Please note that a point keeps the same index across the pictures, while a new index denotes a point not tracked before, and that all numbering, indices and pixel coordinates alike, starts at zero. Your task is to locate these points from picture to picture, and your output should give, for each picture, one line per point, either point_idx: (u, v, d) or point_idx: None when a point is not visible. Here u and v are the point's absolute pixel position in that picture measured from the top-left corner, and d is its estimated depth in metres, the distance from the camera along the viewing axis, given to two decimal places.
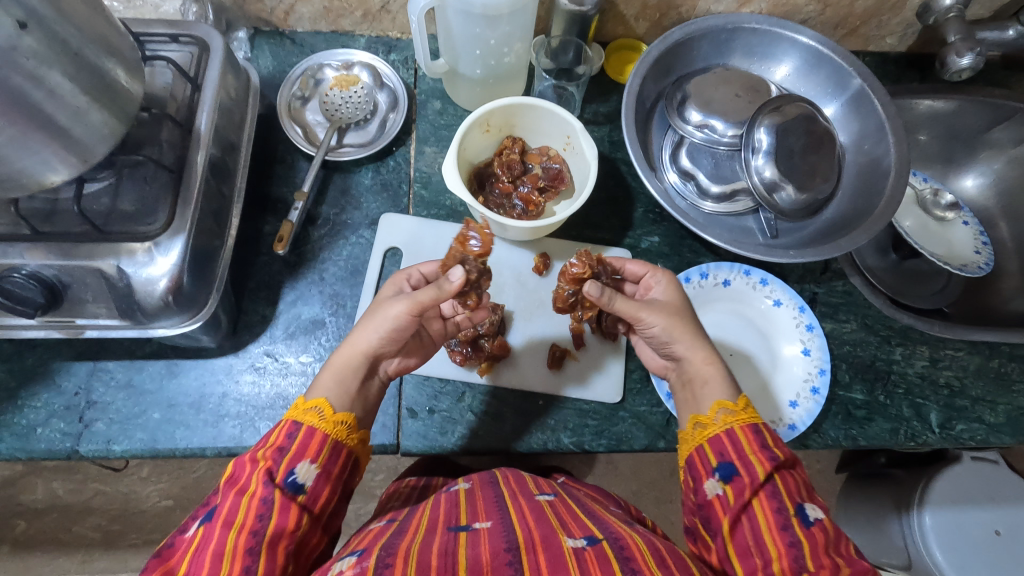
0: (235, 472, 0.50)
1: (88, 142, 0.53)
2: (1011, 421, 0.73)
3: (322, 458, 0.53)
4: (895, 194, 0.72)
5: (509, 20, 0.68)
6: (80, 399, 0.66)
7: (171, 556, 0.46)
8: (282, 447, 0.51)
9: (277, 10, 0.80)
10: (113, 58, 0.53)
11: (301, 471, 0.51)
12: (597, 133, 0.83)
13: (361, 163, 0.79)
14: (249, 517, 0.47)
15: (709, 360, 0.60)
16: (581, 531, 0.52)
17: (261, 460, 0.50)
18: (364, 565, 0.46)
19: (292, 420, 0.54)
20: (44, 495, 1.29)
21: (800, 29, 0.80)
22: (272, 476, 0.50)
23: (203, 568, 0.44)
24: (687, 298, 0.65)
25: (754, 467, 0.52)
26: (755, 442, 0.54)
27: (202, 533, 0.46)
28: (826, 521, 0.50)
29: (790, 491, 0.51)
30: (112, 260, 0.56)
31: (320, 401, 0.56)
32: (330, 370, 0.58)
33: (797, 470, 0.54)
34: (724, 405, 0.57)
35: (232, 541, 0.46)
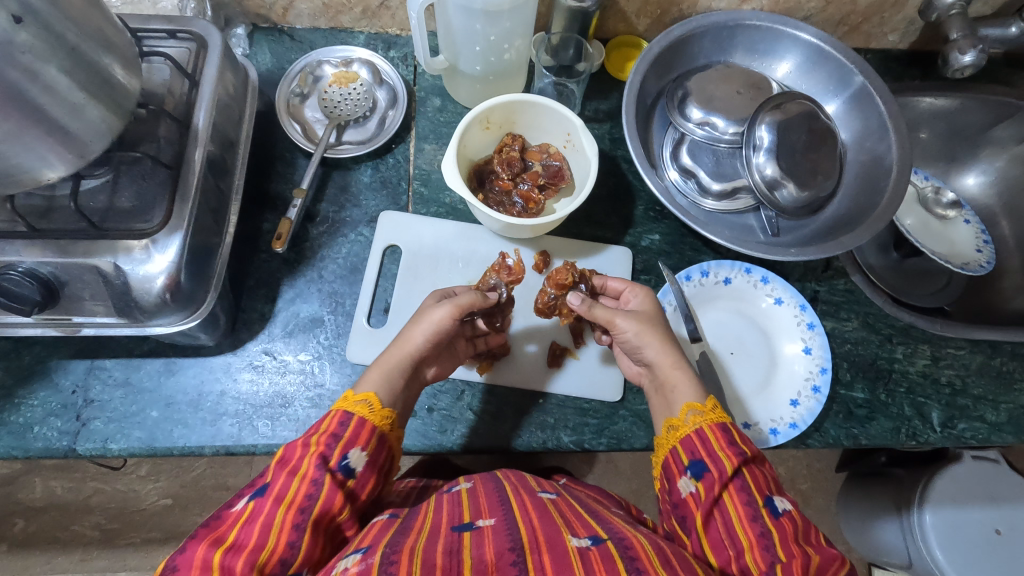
0: (286, 454, 0.53)
1: (85, 138, 0.52)
2: (1012, 419, 0.73)
3: (371, 449, 0.56)
4: (897, 192, 0.72)
5: (509, 16, 0.68)
6: (77, 397, 0.65)
7: (220, 526, 0.48)
8: (337, 434, 0.54)
9: (276, 6, 0.80)
10: (110, 53, 0.52)
11: (353, 457, 0.54)
12: (597, 130, 0.83)
13: (360, 160, 0.78)
14: (299, 495, 0.50)
15: (676, 364, 0.61)
16: (585, 531, 0.52)
17: (316, 443, 0.53)
18: (370, 561, 0.46)
19: (345, 409, 0.57)
20: (43, 493, 1.29)
21: (801, 26, 0.80)
22: (326, 460, 0.53)
23: (252, 538, 0.47)
24: (659, 308, 0.66)
25: (722, 462, 0.53)
26: (722, 439, 0.55)
27: (252, 506, 0.49)
28: (793, 512, 0.52)
29: (759, 486, 0.53)
30: (109, 257, 0.55)
31: (369, 395, 0.58)
32: (377, 370, 0.61)
33: (764, 465, 0.55)
34: (693, 407, 0.58)
35: (281, 515, 0.49)
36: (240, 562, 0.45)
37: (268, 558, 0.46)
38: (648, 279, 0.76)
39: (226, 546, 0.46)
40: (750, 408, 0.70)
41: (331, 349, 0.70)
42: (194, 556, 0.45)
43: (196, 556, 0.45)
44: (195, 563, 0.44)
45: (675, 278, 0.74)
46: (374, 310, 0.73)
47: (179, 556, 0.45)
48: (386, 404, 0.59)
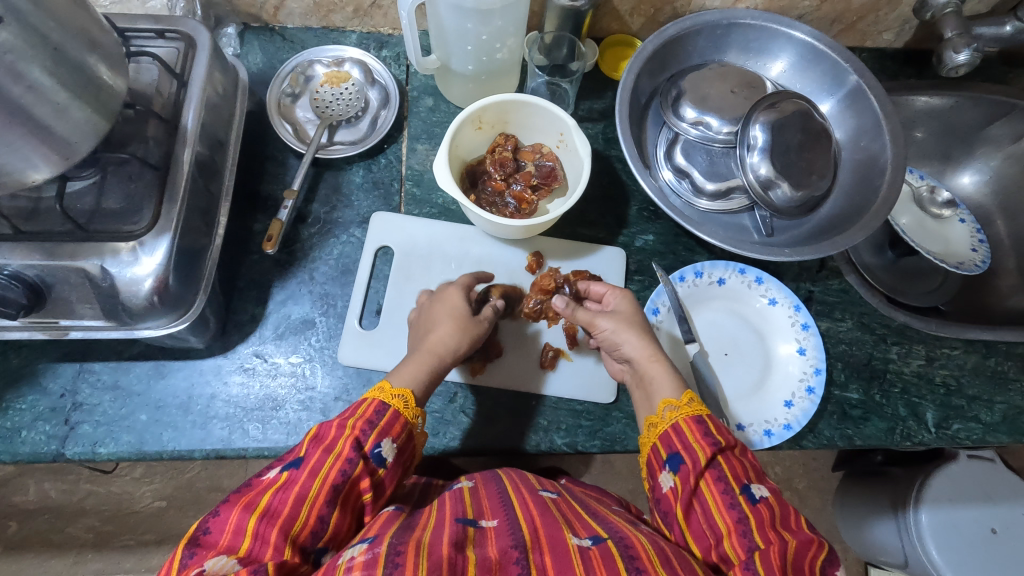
0: (322, 432, 0.53)
1: (70, 138, 0.52)
2: (1007, 420, 0.72)
3: (402, 440, 0.56)
4: (891, 192, 0.72)
5: (502, 15, 0.67)
6: (66, 401, 0.65)
7: (251, 492, 0.49)
8: (373, 421, 0.55)
9: (267, 5, 0.79)
10: (96, 53, 0.52)
11: (386, 446, 0.54)
12: (591, 130, 0.82)
13: (352, 160, 0.78)
14: (333, 472, 0.50)
15: (653, 357, 0.62)
16: (586, 531, 0.51)
17: (352, 425, 0.54)
18: (375, 551, 0.44)
19: (381, 397, 0.57)
20: (36, 496, 1.28)
21: (795, 24, 0.80)
22: (360, 444, 0.53)
23: (285, 507, 0.47)
24: (637, 308, 0.66)
25: (697, 453, 0.53)
26: (698, 430, 0.54)
27: (287, 476, 0.50)
28: (771, 499, 0.51)
29: (736, 473, 0.52)
30: (96, 260, 0.55)
31: (405, 391, 0.59)
32: (418, 365, 0.61)
33: (742, 454, 0.55)
34: (669, 402, 0.57)
35: (313, 490, 0.49)
36: (273, 531, 0.46)
37: (301, 529, 0.47)
38: (641, 280, 0.76)
39: (260, 512, 0.47)
40: (743, 409, 0.69)
41: (322, 351, 0.69)
42: (227, 520, 0.46)
43: (230, 521, 0.46)
44: (229, 527, 0.46)
45: (669, 279, 0.73)
46: (366, 311, 0.72)
47: (212, 518, 0.46)
48: (420, 399, 0.60)
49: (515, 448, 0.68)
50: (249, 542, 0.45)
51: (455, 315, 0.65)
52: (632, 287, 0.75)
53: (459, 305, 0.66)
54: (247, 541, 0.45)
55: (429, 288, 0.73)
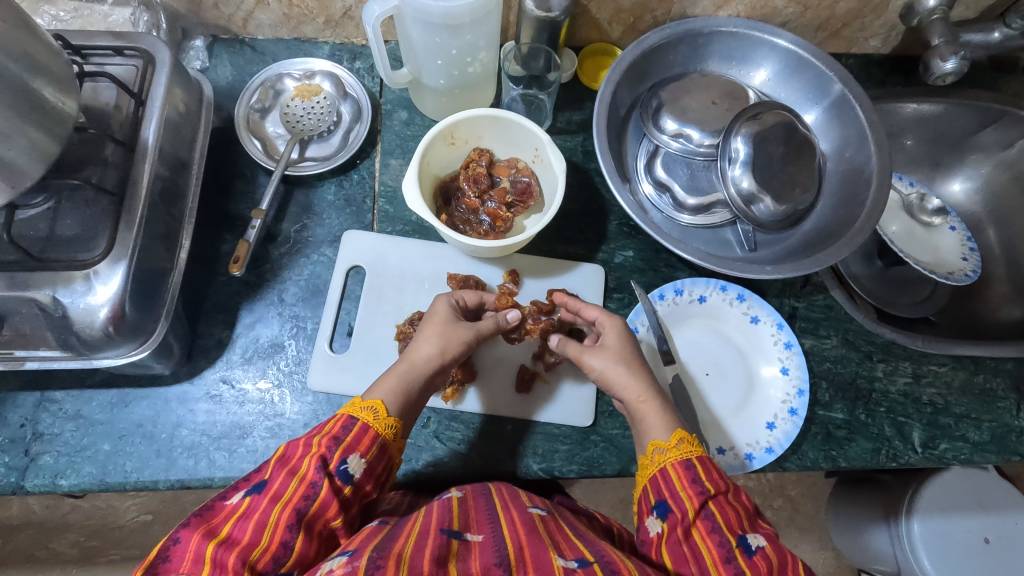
0: (287, 452, 0.51)
1: (20, 165, 0.49)
2: (995, 438, 0.71)
3: (372, 455, 0.53)
4: (877, 205, 0.69)
5: (472, 29, 0.65)
6: (26, 431, 0.63)
7: (212, 517, 0.46)
8: (338, 437, 0.52)
9: (235, 17, 0.77)
10: (40, 76, 0.49)
11: (352, 462, 0.52)
12: (570, 142, 0.80)
13: (324, 177, 0.76)
14: (296, 495, 0.48)
15: (642, 397, 0.59)
16: (573, 552, 0.47)
17: (316, 444, 0.52)
18: (355, 564, 0.41)
19: (350, 414, 0.55)
20: (19, 511, 1.25)
21: (777, 32, 0.77)
22: (325, 463, 0.51)
23: (245, 535, 0.45)
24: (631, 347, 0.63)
25: (684, 502, 0.50)
26: (686, 477, 0.52)
27: (248, 502, 0.47)
28: (769, 548, 0.48)
29: (731, 522, 0.50)
30: (48, 290, 0.53)
31: (376, 401, 0.56)
32: (393, 375, 0.58)
33: (735, 498, 0.52)
34: (657, 445, 0.55)
35: (276, 514, 0.47)
36: (232, 557, 0.43)
37: (262, 555, 0.45)
38: (620, 298, 0.74)
39: (220, 539, 0.44)
40: (725, 431, 0.67)
41: (291, 376, 0.67)
42: (186, 547, 0.43)
43: (189, 547, 0.43)
44: (188, 556, 0.43)
45: (648, 297, 0.72)
46: (337, 333, 0.71)
47: (173, 545, 0.43)
48: (394, 412, 0.57)
49: (490, 474, 0.66)
50: (208, 569, 0.42)
51: (437, 321, 0.62)
52: (611, 305, 0.74)
53: (446, 313, 0.63)
54: (206, 569, 0.42)
55: (402, 309, 0.71)
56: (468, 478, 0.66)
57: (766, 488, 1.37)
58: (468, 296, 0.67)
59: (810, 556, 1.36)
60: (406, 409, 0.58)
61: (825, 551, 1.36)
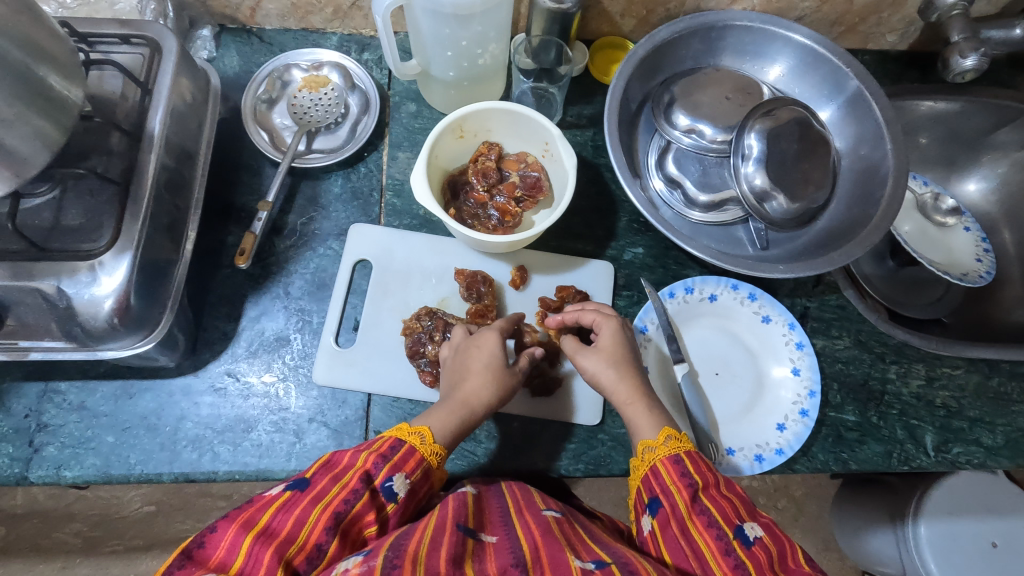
0: (334, 458, 0.50)
1: (23, 154, 0.48)
2: (1009, 443, 0.70)
3: (416, 477, 0.52)
4: (892, 204, 0.68)
5: (482, 20, 0.64)
6: (30, 422, 0.62)
7: (251, 506, 0.46)
8: (387, 454, 0.51)
9: (242, 7, 0.76)
10: (45, 63, 0.48)
11: (397, 481, 0.50)
12: (580, 137, 0.79)
13: (330, 169, 0.75)
14: (337, 499, 0.47)
15: (629, 400, 0.58)
16: (589, 554, 0.46)
17: (364, 456, 0.51)
18: (371, 564, 0.40)
19: (401, 435, 0.53)
20: (24, 501, 1.25)
21: (793, 27, 0.76)
22: (369, 477, 0.50)
23: (284, 527, 0.44)
24: (626, 350, 0.62)
25: (674, 497, 0.50)
26: (675, 472, 0.51)
27: (288, 496, 0.46)
28: (767, 539, 0.47)
29: (728, 514, 0.48)
30: (53, 280, 0.52)
31: (423, 427, 0.55)
32: (448, 414, 0.57)
33: (730, 490, 0.51)
34: (648, 443, 0.54)
35: (315, 515, 0.46)
36: (268, 552, 0.42)
37: (297, 553, 0.44)
38: (629, 296, 0.73)
39: (258, 530, 0.44)
40: (736, 432, 0.67)
41: (296, 370, 0.67)
42: (223, 537, 0.43)
43: (225, 537, 0.43)
44: (224, 544, 0.43)
45: (658, 295, 0.70)
46: (343, 328, 0.70)
47: (209, 532, 0.43)
48: (442, 441, 0.55)
49: (496, 471, 0.65)
50: (242, 559, 0.42)
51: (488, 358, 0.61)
52: (620, 302, 0.73)
53: (493, 351, 0.62)
54: (241, 560, 0.42)
55: (408, 304, 0.70)
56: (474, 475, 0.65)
57: (771, 488, 1.37)
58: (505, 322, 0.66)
59: (814, 557, 1.35)
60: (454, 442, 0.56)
61: (828, 552, 1.36)
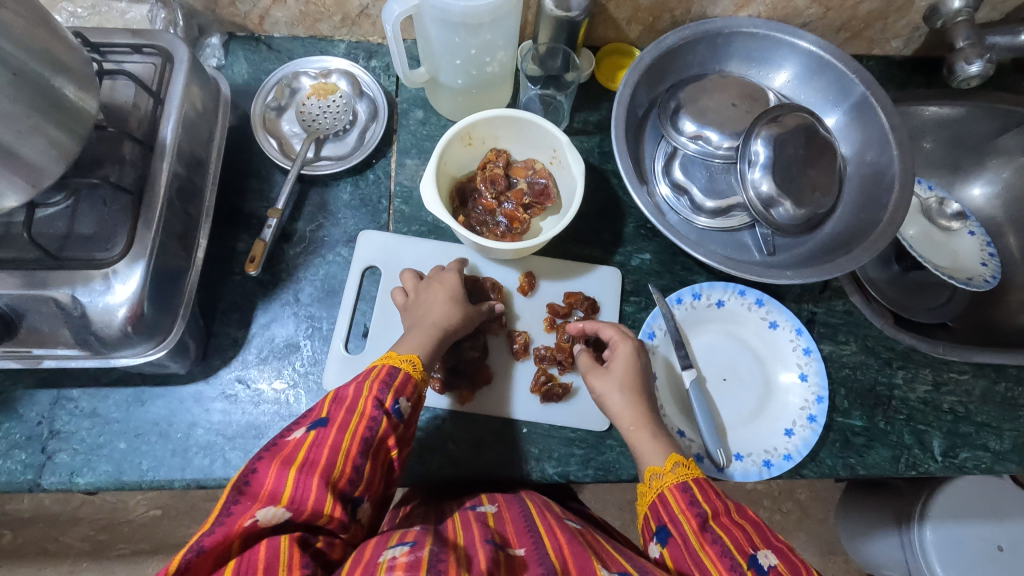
0: (340, 392, 0.53)
1: (38, 163, 0.48)
2: (1017, 448, 0.70)
3: (415, 399, 0.56)
4: (899, 210, 0.68)
5: (491, 28, 0.65)
6: (42, 428, 0.63)
7: (282, 449, 0.48)
8: (389, 380, 0.54)
9: (251, 15, 0.76)
10: (61, 73, 0.48)
11: (403, 403, 0.54)
12: (586, 143, 0.80)
13: (339, 176, 0.75)
14: (360, 425, 0.50)
15: (633, 426, 0.59)
16: (616, 565, 0.46)
17: (369, 386, 0.53)
18: (418, 554, 0.43)
19: (395, 361, 0.56)
20: (30, 504, 1.25)
21: (799, 33, 0.76)
22: (381, 402, 0.52)
23: (320, 459, 0.47)
24: (639, 374, 0.62)
25: (682, 525, 0.50)
26: (682, 500, 0.52)
27: (314, 434, 0.49)
28: (781, 566, 0.46)
29: (741, 543, 0.48)
30: (67, 289, 0.53)
31: (412, 356, 0.58)
32: (425, 336, 0.61)
33: (739, 517, 0.51)
34: (654, 470, 0.55)
35: (346, 443, 0.49)
36: (315, 479, 0.46)
37: (340, 476, 0.47)
38: (637, 301, 0.73)
39: (298, 464, 0.46)
40: (744, 437, 0.67)
41: (307, 377, 0.67)
42: (266, 477, 0.45)
43: (270, 476, 0.45)
44: (270, 481, 0.45)
45: (665, 301, 0.71)
46: (352, 334, 0.70)
47: (253, 473, 0.46)
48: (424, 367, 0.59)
49: (505, 476, 0.65)
50: (292, 489, 0.45)
51: (446, 288, 0.66)
52: (628, 308, 0.73)
53: (455, 288, 0.66)
54: (292, 491, 0.45)
55: None
56: (483, 481, 0.65)
57: (776, 491, 1.37)
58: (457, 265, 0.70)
59: (819, 560, 1.35)
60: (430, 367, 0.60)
61: (833, 556, 1.35)
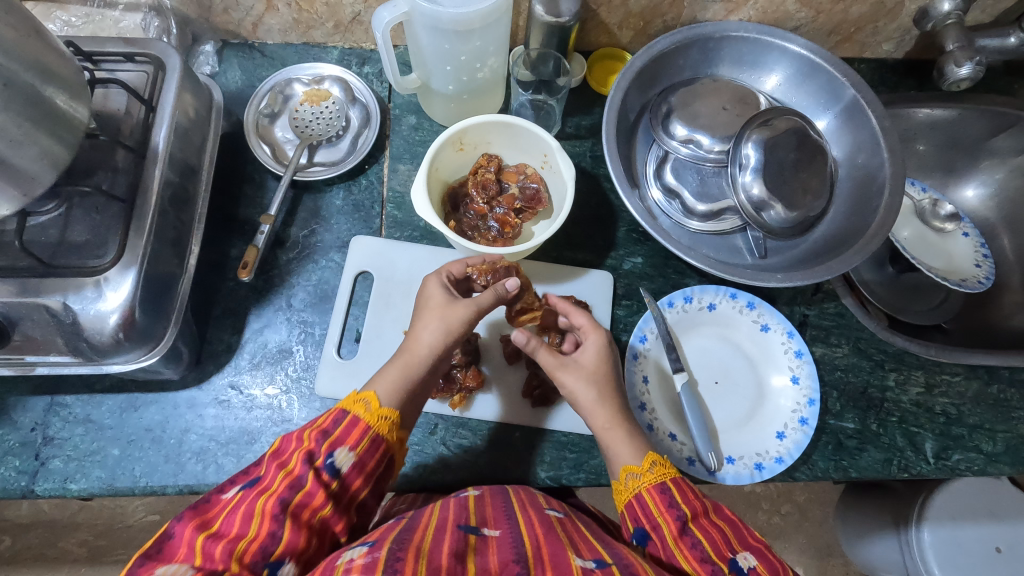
0: (281, 446, 0.51)
1: (30, 172, 0.49)
2: (1010, 449, 0.70)
3: (361, 450, 0.52)
4: (889, 213, 0.68)
5: (481, 35, 0.65)
6: (36, 435, 0.63)
7: (208, 510, 0.47)
8: (326, 430, 0.51)
9: (244, 22, 0.77)
10: (53, 83, 0.48)
11: (339, 455, 0.51)
12: (578, 147, 0.80)
13: (332, 182, 0.76)
14: (282, 484, 0.48)
15: (608, 425, 0.58)
16: (591, 553, 0.46)
17: (305, 438, 0.51)
18: (375, 556, 0.41)
19: (345, 407, 0.54)
20: (29, 510, 1.25)
21: (790, 37, 0.77)
22: (311, 457, 0.50)
23: (234, 526, 0.45)
24: (607, 366, 0.61)
25: (662, 529, 0.50)
26: (660, 502, 0.52)
27: (237, 495, 0.47)
28: (760, 568, 0.47)
29: (719, 545, 0.48)
30: (59, 296, 0.53)
31: (370, 393, 0.55)
32: (396, 371, 0.57)
33: (715, 514, 0.52)
34: (631, 470, 0.55)
35: (262, 504, 0.46)
36: (219, 547, 0.43)
37: (250, 543, 0.44)
38: (629, 305, 0.74)
39: (210, 531, 0.45)
40: (737, 440, 0.67)
41: (299, 382, 0.67)
42: (180, 540, 0.44)
43: (181, 539, 0.44)
44: (180, 547, 0.44)
45: (657, 305, 0.71)
46: (345, 339, 0.71)
47: (167, 538, 0.45)
48: (390, 404, 0.55)
49: (498, 479, 0.66)
50: (197, 557, 0.43)
51: (433, 305, 0.60)
52: (620, 311, 0.73)
53: (439, 295, 0.61)
54: (196, 559, 0.43)
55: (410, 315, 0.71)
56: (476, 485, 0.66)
57: (774, 494, 1.36)
58: (455, 267, 0.64)
59: (818, 563, 1.34)
60: (405, 401, 0.56)
61: (832, 558, 1.35)
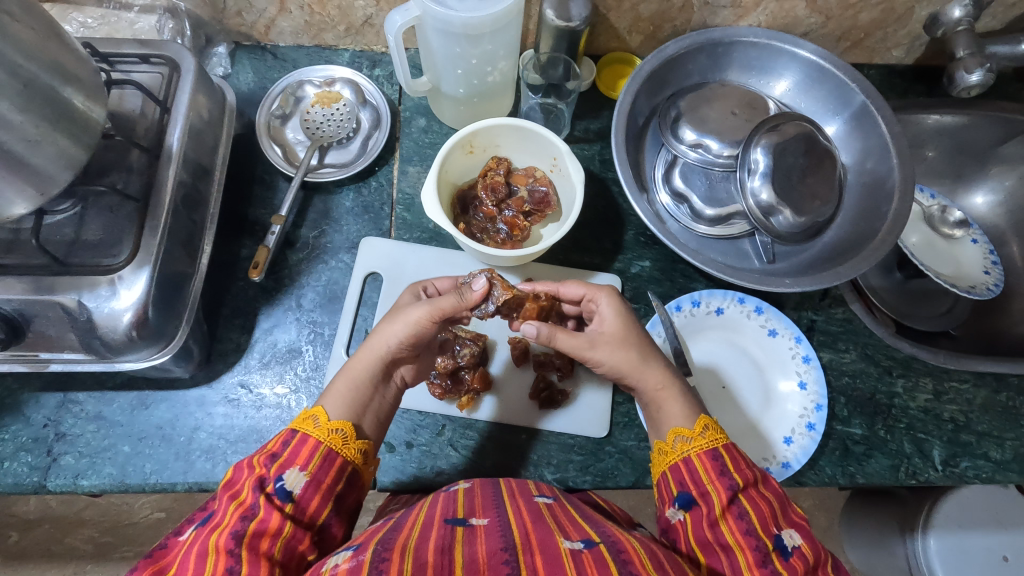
0: (234, 477, 0.49)
1: (47, 172, 0.49)
2: (1018, 458, 0.69)
3: (313, 468, 0.50)
4: (898, 219, 0.68)
5: (491, 38, 0.66)
6: (48, 431, 0.64)
7: (164, 556, 0.43)
8: (275, 453, 0.50)
9: (257, 24, 0.78)
10: (70, 84, 0.49)
11: (289, 477, 0.48)
12: (587, 151, 0.80)
13: (342, 184, 0.76)
14: (232, 517, 0.45)
15: (660, 387, 0.58)
16: (579, 533, 0.46)
17: (255, 465, 0.49)
18: (361, 558, 0.41)
19: (294, 428, 0.53)
20: (36, 506, 1.26)
21: (800, 43, 0.77)
22: (262, 483, 0.47)
23: (188, 568, 0.41)
24: (628, 322, 0.61)
25: (712, 496, 0.49)
26: (712, 469, 0.50)
27: (192, 536, 0.44)
28: (804, 548, 0.46)
29: (766, 520, 0.47)
30: (73, 294, 0.54)
31: (319, 409, 0.54)
32: (345, 386, 0.57)
33: (763, 488, 0.50)
34: (680, 433, 0.54)
35: (215, 540, 0.43)
36: None
37: None
38: (637, 308, 0.74)
39: None
40: (742, 445, 0.67)
41: (308, 382, 0.68)
42: None
43: None
44: None
45: (665, 308, 0.71)
46: (354, 340, 0.71)
47: None
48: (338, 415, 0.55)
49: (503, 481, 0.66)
50: None
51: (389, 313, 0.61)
52: None
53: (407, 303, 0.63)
54: None
55: None
56: None
57: None
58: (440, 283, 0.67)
59: None
60: (356, 415, 0.56)
61: None
